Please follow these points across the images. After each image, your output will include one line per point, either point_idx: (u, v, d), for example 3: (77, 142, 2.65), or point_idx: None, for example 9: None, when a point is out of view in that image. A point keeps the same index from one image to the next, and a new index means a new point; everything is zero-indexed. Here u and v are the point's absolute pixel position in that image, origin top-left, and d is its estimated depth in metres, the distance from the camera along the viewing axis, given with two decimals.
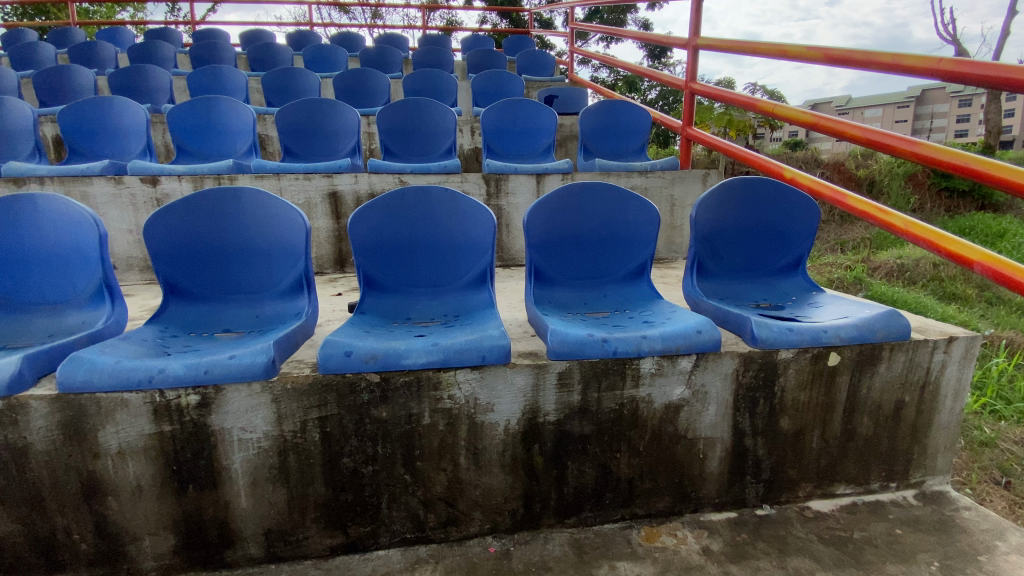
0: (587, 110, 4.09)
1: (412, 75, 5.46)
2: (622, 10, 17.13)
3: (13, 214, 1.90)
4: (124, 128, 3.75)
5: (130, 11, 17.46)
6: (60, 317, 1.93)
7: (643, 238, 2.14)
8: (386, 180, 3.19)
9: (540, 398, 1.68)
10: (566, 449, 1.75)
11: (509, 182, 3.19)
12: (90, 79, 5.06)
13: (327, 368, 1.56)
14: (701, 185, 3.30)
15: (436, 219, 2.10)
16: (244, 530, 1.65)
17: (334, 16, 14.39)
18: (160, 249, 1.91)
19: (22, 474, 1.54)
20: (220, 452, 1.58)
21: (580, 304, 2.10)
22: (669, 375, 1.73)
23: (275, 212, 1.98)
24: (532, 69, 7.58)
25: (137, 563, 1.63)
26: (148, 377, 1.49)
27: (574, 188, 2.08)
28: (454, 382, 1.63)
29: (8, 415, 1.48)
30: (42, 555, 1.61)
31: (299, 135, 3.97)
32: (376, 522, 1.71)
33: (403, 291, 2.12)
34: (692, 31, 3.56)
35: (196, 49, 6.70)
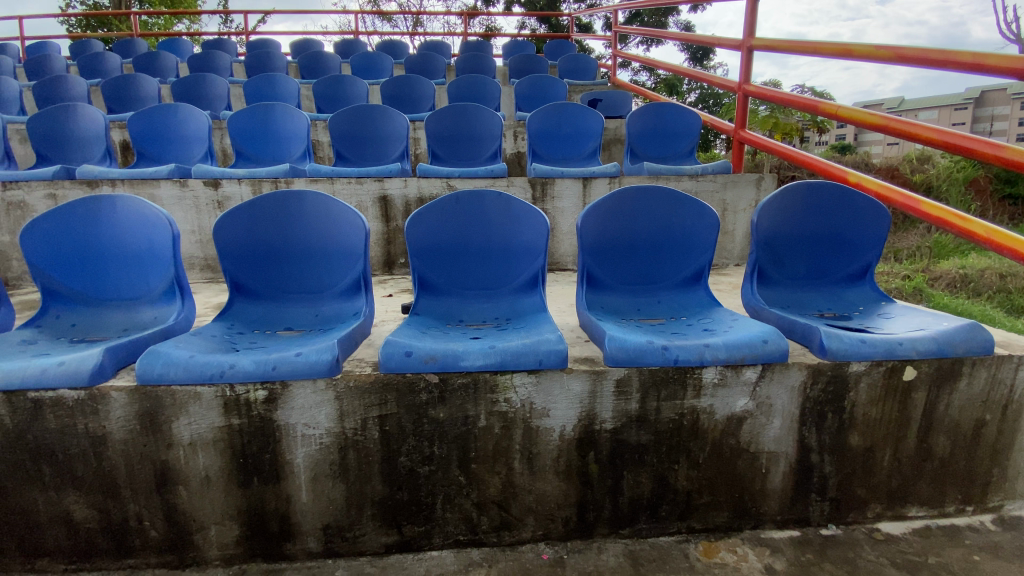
0: (634, 114, 4.04)
1: (456, 81, 5.54)
2: (663, 12, 16.90)
3: (95, 214, 2.01)
4: (187, 134, 3.94)
5: (187, 23, 18.44)
6: (133, 313, 2.03)
7: (701, 243, 2.09)
8: (434, 184, 3.23)
9: (598, 405, 1.65)
10: (624, 457, 1.71)
11: (556, 186, 3.17)
12: (154, 87, 5.34)
13: (388, 367, 1.57)
14: (755, 189, 3.20)
15: (490, 222, 2.10)
16: (303, 524, 1.69)
17: (377, 25, 14.77)
18: (227, 249, 1.99)
19: (100, 461, 1.62)
20: (284, 447, 1.63)
21: (634, 309, 2.06)
22: (732, 386, 1.67)
23: (335, 214, 2.03)
24: (573, 73, 7.56)
25: (203, 552, 1.69)
26: (219, 372, 1.54)
27: (630, 191, 2.04)
28: (511, 385, 1.62)
29: (90, 405, 1.56)
30: (115, 540, 1.68)
31: (349, 140, 4.08)
32: (430, 522, 1.72)
33: (456, 293, 2.13)
34: (747, 31, 3.47)
35: (250, 59, 7.02)
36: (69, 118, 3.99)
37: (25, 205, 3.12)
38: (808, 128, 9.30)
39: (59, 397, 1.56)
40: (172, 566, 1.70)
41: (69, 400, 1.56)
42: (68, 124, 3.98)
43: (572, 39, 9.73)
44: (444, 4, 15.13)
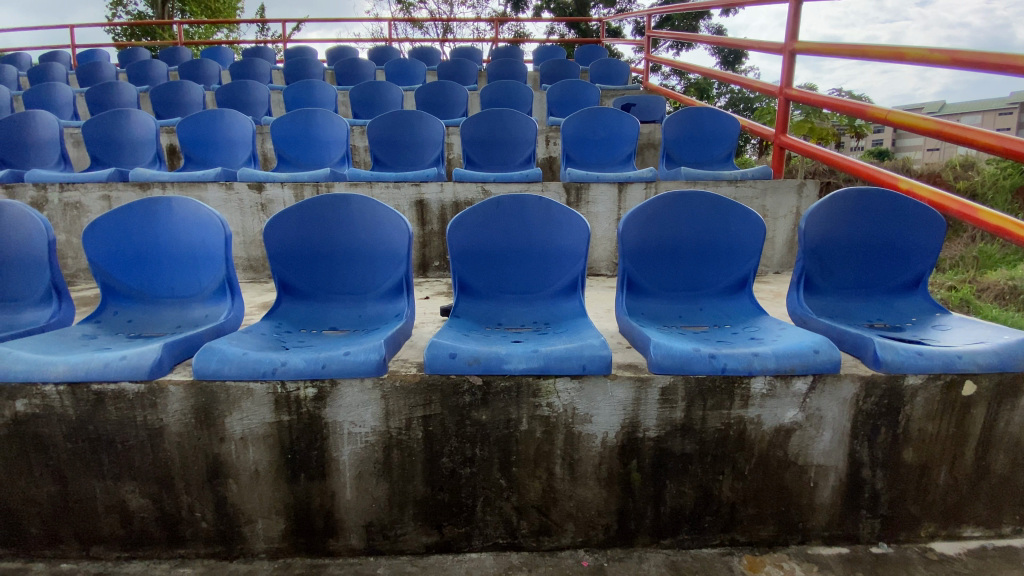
0: (670, 118, 4.01)
1: (489, 86, 5.59)
2: (694, 15, 16.72)
3: (153, 215, 2.10)
4: (232, 139, 4.08)
5: (226, 31, 19.13)
6: (186, 310, 2.10)
7: (746, 250, 2.05)
8: (470, 188, 3.26)
9: (642, 412, 1.63)
10: (667, 466, 1.69)
11: (591, 191, 3.16)
12: (198, 93, 5.55)
13: (432, 369, 1.59)
14: (796, 196, 3.12)
15: (530, 226, 2.11)
16: (346, 520, 1.72)
17: (408, 32, 15.03)
18: (276, 250, 2.05)
19: (157, 453, 1.68)
20: (331, 444, 1.66)
21: (675, 316, 2.03)
22: (781, 397, 1.64)
23: (380, 217, 2.07)
24: (605, 78, 7.54)
25: (250, 544, 1.74)
26: (272, 369, 1.58)
27: (673, 197, 2.03)
28: (554, 390, 1.61)
29: (149, 398, 1.62)
30: (167, 530, 1.74)
31: (385, 145, 4.15)
32: (470, 524, 1.72)
33: (495, 297, 2.14)
34: (789, 35, 3.41)
35: (289, 66, 7.23)
36: (122, 123, 4.17)
37: (81, 206, 3.27)
38: (845, 132, 9.06)
39: (121, 389, 1.62)
40: (220, 557, 1.75)
41: (130, 393, 1.62)
42: (121, 129, 4.17)
43: (602, 44, 9.73)
44: (474, 11, 15.31)
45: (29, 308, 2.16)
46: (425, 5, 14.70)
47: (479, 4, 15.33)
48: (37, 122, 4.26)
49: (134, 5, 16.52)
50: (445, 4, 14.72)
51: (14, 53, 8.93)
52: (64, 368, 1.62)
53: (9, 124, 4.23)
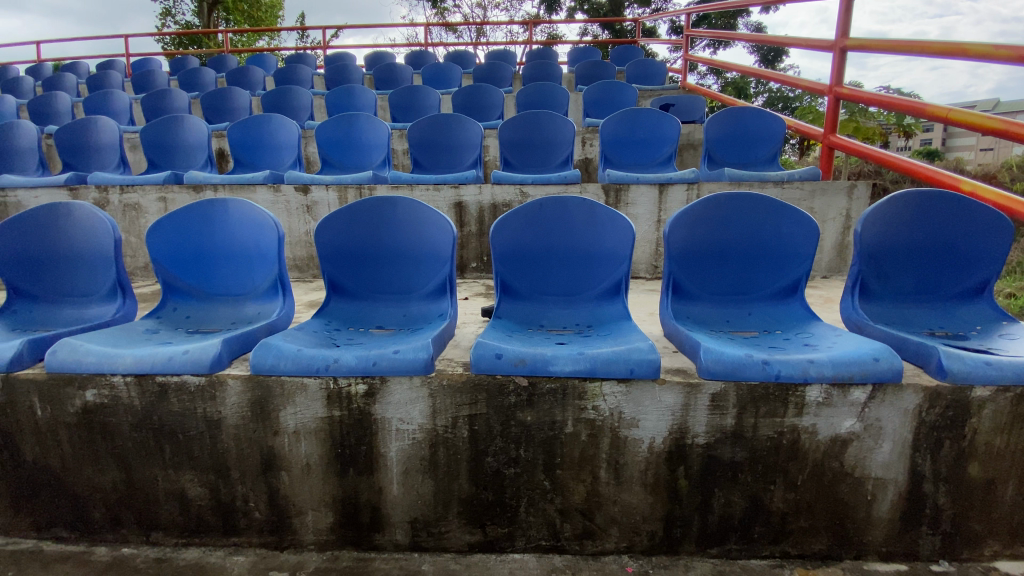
0: (713, 118, 3.94)
1: (526, 89, 5.61)
2: (731, 14, 16.36)
3: (211, 216, 2.20)
4: (278, 142, 4.22)
5: (268, 38, 19.84)
6: (240, 307, 2.19)
7: (797, 254, 2.00)
8: (508, 190, 3.28)
9: (691, 418, 1.60)
10: (715, 474, 1.65)
11: (630, 193, 3.13)
12: (245, 99, 5.77)
13: (479, 368, 1.61)
14: (846, 198, 3.01)
15: (574, 227, 2.08)
16: (392, 516, 1.75)
17: (442, 36, 15.22)
18: (326, 250, 2.12)
19: (215, 444, 1.75)
20: (379, 440, 1.70)
21: (722, 321, 1.99)
22: (838, 406, 1.58)
23: (425, 219, 2.11)
24: (641, 78, 7.45)
25: (300, 536, 1.79)
26: (325, 365, 1.63)
27: (721, 199, 1.99)
28: (600, 393, 1.59)
29: (209, 391, 1.69)
30: (222, 519, 1.81)
31: (424, 148, 4.22)
32: (513, 524, 1.73)
33: (537, 299, 2.12)
34: (840, 32, 3.30)
35: (329, 72, 7.44)
36: (176, 128, 4.37)
37: (139, 207, 3.44)
38: (893, 131, 8.69)
39: (183, 382, 1.70)
40: (271, 547, 1.81)
41: (191, 385, 1.70)
42: (175, 134, 4.37)
43: (637, 45, 9.62)
44: (507, 14, 15.39)
45: (95, 303, 2.30)
46: (459, 9, 14.88)
47: (511, 6, 15.41)
48: (99, 127, 4.50)
49: (183, 15, 17.27)
50: (479, 7, 14.87)
51: (73, 62, 9.46)
52: (131, 360, 1.71)
53: (74, 130, 4.49)
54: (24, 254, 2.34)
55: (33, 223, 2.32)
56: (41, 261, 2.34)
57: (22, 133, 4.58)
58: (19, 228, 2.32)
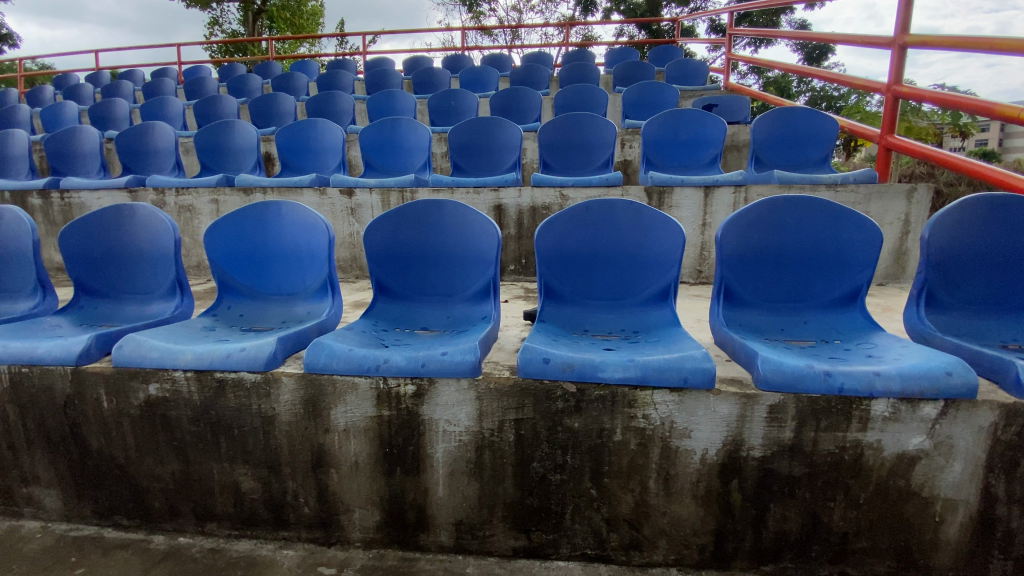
0: (761, 119, 3.83)
1: (565, 91, 5.59)
2: (773, 11, 15.92)
3: (264, 218, 2.27)
4: (324, 146, 4.34)
5: (309, 45, 20.47)
6: (291, 306, 2.25)
7: (859, 260, 1.90)
8: (548, 193, 3.26)
9: (747, 430, 1.54)
10: (771, 488, 1.59)
11: (674, 195, 3.06)
12: (291, 104, 5.94)
13: (526, 373, 1.59)
14: (905, 202, 2.86)
15: (621, 230, 2.04)
16: (437, 517, 1.77)
17: (478, 40, 15.35)
18: (374, 252, 2.16)
19: (268, 439, 1.80)
20: (426, 441, 1.71)
21: (777, 329, 1.92)
22: (905, 422, 1.50)
23: (471, 222, 2.13)
24: (681, 79, 7.32)
25: (346, 532, 1.83)
26: (376, 365, 1.66)
27: (777, 202, 1.92)
28: (651, 402, 1.55)
29: (264, 388, 1.74)
30: (274, 513, 1.86)
31: (465, 151, 4.26)
32: (558, 531, 1.71)
33: (581, 303, 2.08)
34: (899, 28, 3.16)
35: (370, 77, 7.61)
36: (226, 133, 4.55)
37: (193, 208, 3.59)
38: (949, 132, 8.25)
39: (239, 378, 1.75)
40: (319, 542, 1.85)
41: (247, 382, 1.75)
42: (226, 138, 4.55)
43: (675, 45, 9.47)
44: (542, 15, 15.39)
45: (156, 300, 2.41)
46: (494, 13, 15.01)
47: (546, 8, 15.41)
48: (156, 132, 4.73)
49: (229, 24, 18.00)
50: (514, 11, 14.96)
51: (129, 70, 9.97)
52: (191, 357, 1.78)
53: (134, 136, 4.74)
54: (90, 253, 2.47)
55: (99, 224, 2.44)
56: (107, 259, 2.46)
57: (86, 138, 4.85)
58: (87, 229, 2.45)
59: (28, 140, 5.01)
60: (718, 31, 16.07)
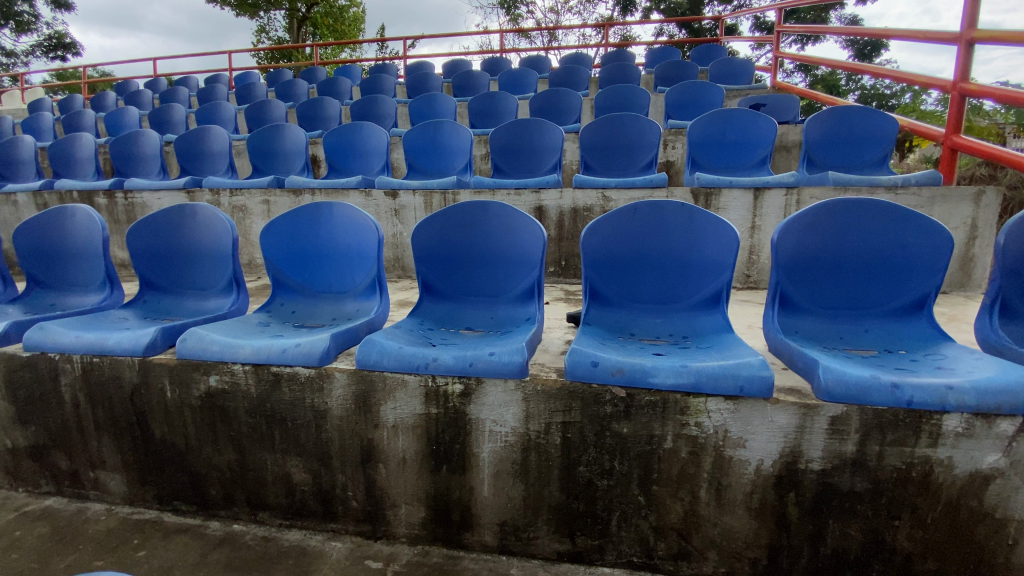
0: (814, 119, 3.70)
1: (607, 91, 5.54)
2: (821, 8, 15.36)
3: (316, 218, 2.34)
4: (368, 149, 4.44)
5: (350, 51, 21.04)
6: (341, 304, 2.31)
7: (926, 267, 1.80)
8: (590, 195, 3.23)
9: (805, 442, 1.48)
10: (830, 503, 1.53)
11: (722, 197, 2.99)
12: (335, 108, 6.11)
13: (574, 376, 1.57)
14: (972, 206, 2.69)
15: (671, 233, 1.99)
16: (482, 517, 1.77)
17: (515, 42, 15.41)
18: (421, 252, 2.20)
19: (320, 433, 1.85)
20: (472, 440, 1.72)
21: (834, 338, 1.85)
22: (980, 439, 1.40)
23: (517, 223, 2.13)
24: (726, 78, 7.15)
25: (393, 528, 1.87)
26: (425, 364, 1.68)
27: (837, 205, 1.85)
28: (705, 410, 1.51)
29: (317, 383, 1.79)
30: (323, 505, 1.92)
31: (506, 153, 4.28)
32: (604, 537, 1.69)
33: (628, 307, 2.05)
34: (965, 23, 3.00)
35: (412, 81, 7.75)
36: (276, 136, 4.71)
37: (245, 209, 3.73)
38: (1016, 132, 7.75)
39: (294, 372, 1.81)
40: (366, 536, 1.90)
41: (301, 376, 1.80)
42: (276, 141, 4.71)
43: (718, 43, 9.25)
44: (580, 17, 15.32)
45: (213, 296, 2.52)
46: (532, 15, 15.06)
47: (584, 9, 15.32)
48: (211, 136, 4.95)
49: (276, 31, 18.70)
50: (552, 14, 14.98)
51: (184, 77, 10.49)
52: (249, 351, 1.84)
53: (191, 139, 4.97)
54: (153, 250, 2.61)
55: (163, 222, 2.58)
56: (169, 256, 2.59)
57: (148, 142, 5.12)
58: (151, 227, 2.59)
59: (95, 144, 5.33)
60: (762, 29, 15.61)
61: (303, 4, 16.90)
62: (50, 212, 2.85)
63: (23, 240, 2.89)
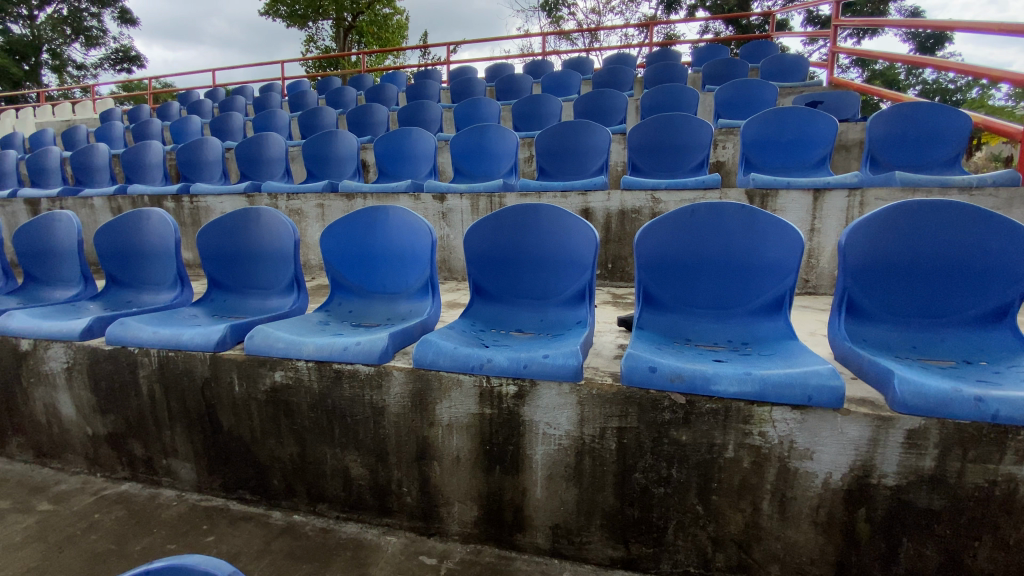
0: (877, 117, 3.53)
1: (654, 91, 5.45)
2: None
3: (372, 221, 2.42)
4: (417, 153, 4.54)
5: (394, 58, 21.59)
6: (395, 305, 2.37)
7: (1011, 273, 1.68)
8: (639, 197, 3.18)
9: (879, 455, 1.41)
10: (904, 521, 1.45)
11: (779, 199, 2.89)
12: (383, 114, 6.28)
13: (631, 381, 1.55)
14: None
15: (730, 235, 1.94)
16: (535, 519, 1.78)
17: (555, 44, 15.38)
18: (473, 254, 2.24)
19: (377, 429, 1.91)
20: (526, 442, 1.73)
21: (907, 347, 1.75)
22: None
23: (569, 226, 2.13)
24: (778, 75, 6.91)
25: (445, 525, 1.90)
26: (479, 364, 1.71)
27: (913, 207, 1.75)
28: (769, 419, 1.47)
29: (376, 380, 1.85)
30: (379, 500, 1.98)
31: (552, 156, 4.28)
32: (659, 546, 1.67)
33: (682, 311, 2.02)
34: None
35: (456, 86, 7.89)
36: (329, 142, 4.89)
37: (301, 212, 3.89)
38: None
39: (354, 370, 1.87)
40: (419, 532, 1.94)
41: (361, 373, 1.86)
42: (329, 147, 4.89)
43: (768, 39, 8.96)
44: (622, 16, 15.15)
45: (275, 295, 2.64)
46: (573, 17, 15.05)
47: (627, 8, 15.12)
48: (269, 142, 5.18)
49: (323, 40, 19.40)
50: (594, 14, 14.89)
51: (241, 86, 11.04)
52: (312, 348, 1.92)
53: (251, 145, 5.23)
54: (220, 251, 2.76)
55: (229, 225, 2.72)
56: (235, 257, 2.73)
57: (210, 149, 5.42)
58: (218, 230, 2.74)
59: (162, 151, 5.68)
60: (815, 23, 15.03)
61: (349, 13, 17.51)
62: (127, 215, 3.05)
63: (104, 241, 3.11)
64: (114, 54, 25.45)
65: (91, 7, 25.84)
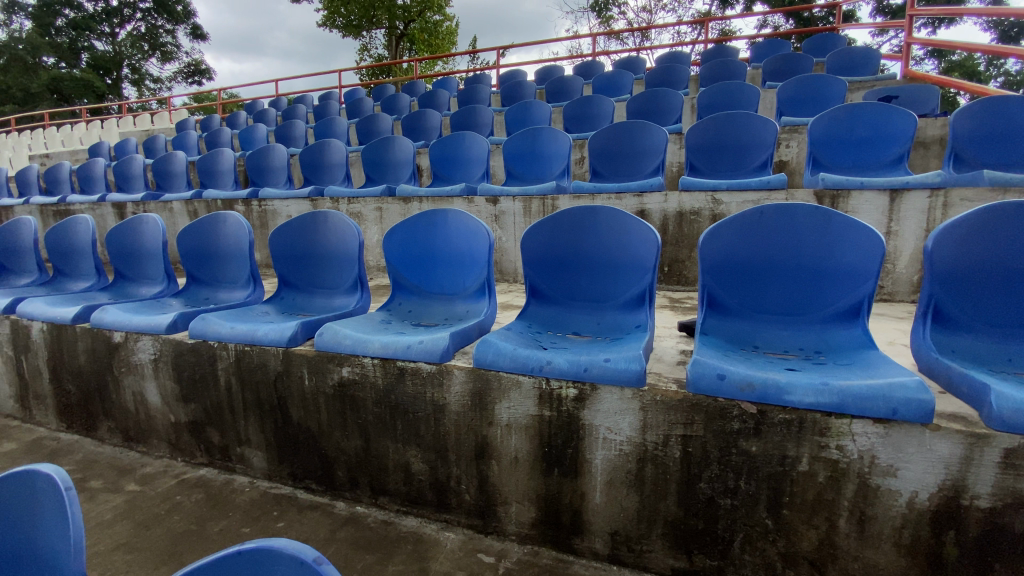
0: (962, 111, 3.28)
1: (711, 90, 5.30)
2: None
3: (432, 223, 2.48)
4: (470, 157, 4.62)
5: (444, 63, 22.07)
6: (453, 306, 2.43)
7: None
8: (697, 198, 3.10)
9: (971, 476, 1.31)
10: (1000, 549, 1.34)
11: (851, 200, 2.74)
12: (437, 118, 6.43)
13: (698, 388, 1.52)
14: None
15: (802, 238, 1.86)
16: (594, 523, 1.77)
17: (605, 44, 15.26)
18: (531, 256, 2.26)
19: (438, 426, 1.96)
20: (586, 445, 1.73)
21: (1003, 359, 1.62)
22: None
23: (628, 228, 2.11)
24: (844, 70, 6.57)
25: (503, 524, 1.92)
26: (540, 366, 1.72)
27: (1010, 208, 1.61)
28: (848, 432, 1.39)
29: (437, 378, 1.90)
30: (438, 496, 2.03)
31: (605, 157, 4.25)
32: (725, 559, 1.62)
33: (748, 316, 1.95)
34: None
35: (508, 90, 7.98)
36: (387, 147, 5.06)
37: (361, 215, 4.04)
38: None
39: (417, 368, 1.93)
40: (477, 529, 1.97)
41: (424, 371, 1.92)
42: (386, 152, 5.05)
43: (834, 31, 8.52)
44: (675, 14, 14.83)
45: (339, 294, 2.76)
46: (624, 16, 14.90)
47: (680, 5, 14.78)
48: (330, 148, 5.42)
49: (377, 49, 20.13)
50: (644, 13, 14.68)
51: (302, 95, 11.63)
52: (378, 346, 2.00)
53: (314, 151, 5.48)
54: (289, 251, 2.91)
55: (298, 227, 2.86)
56: (302, 258, 2.88)
57: (277, 155, 5.73)
58: (288, 231, 2.89)
59: (233, 158, 6.06)
60: (885, 12, 14.18)
61: (402, 22, 18.10)
62: (206, 219, 3.28)
63: (185, 242, 3.35)
64: (187, 67, 27.41)
65: (168, 24, 27.91)
